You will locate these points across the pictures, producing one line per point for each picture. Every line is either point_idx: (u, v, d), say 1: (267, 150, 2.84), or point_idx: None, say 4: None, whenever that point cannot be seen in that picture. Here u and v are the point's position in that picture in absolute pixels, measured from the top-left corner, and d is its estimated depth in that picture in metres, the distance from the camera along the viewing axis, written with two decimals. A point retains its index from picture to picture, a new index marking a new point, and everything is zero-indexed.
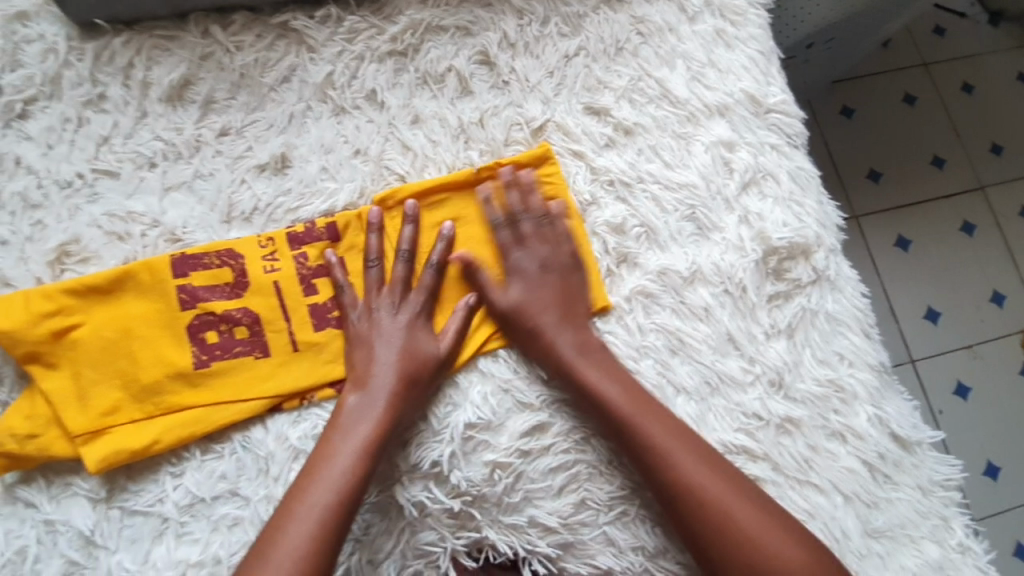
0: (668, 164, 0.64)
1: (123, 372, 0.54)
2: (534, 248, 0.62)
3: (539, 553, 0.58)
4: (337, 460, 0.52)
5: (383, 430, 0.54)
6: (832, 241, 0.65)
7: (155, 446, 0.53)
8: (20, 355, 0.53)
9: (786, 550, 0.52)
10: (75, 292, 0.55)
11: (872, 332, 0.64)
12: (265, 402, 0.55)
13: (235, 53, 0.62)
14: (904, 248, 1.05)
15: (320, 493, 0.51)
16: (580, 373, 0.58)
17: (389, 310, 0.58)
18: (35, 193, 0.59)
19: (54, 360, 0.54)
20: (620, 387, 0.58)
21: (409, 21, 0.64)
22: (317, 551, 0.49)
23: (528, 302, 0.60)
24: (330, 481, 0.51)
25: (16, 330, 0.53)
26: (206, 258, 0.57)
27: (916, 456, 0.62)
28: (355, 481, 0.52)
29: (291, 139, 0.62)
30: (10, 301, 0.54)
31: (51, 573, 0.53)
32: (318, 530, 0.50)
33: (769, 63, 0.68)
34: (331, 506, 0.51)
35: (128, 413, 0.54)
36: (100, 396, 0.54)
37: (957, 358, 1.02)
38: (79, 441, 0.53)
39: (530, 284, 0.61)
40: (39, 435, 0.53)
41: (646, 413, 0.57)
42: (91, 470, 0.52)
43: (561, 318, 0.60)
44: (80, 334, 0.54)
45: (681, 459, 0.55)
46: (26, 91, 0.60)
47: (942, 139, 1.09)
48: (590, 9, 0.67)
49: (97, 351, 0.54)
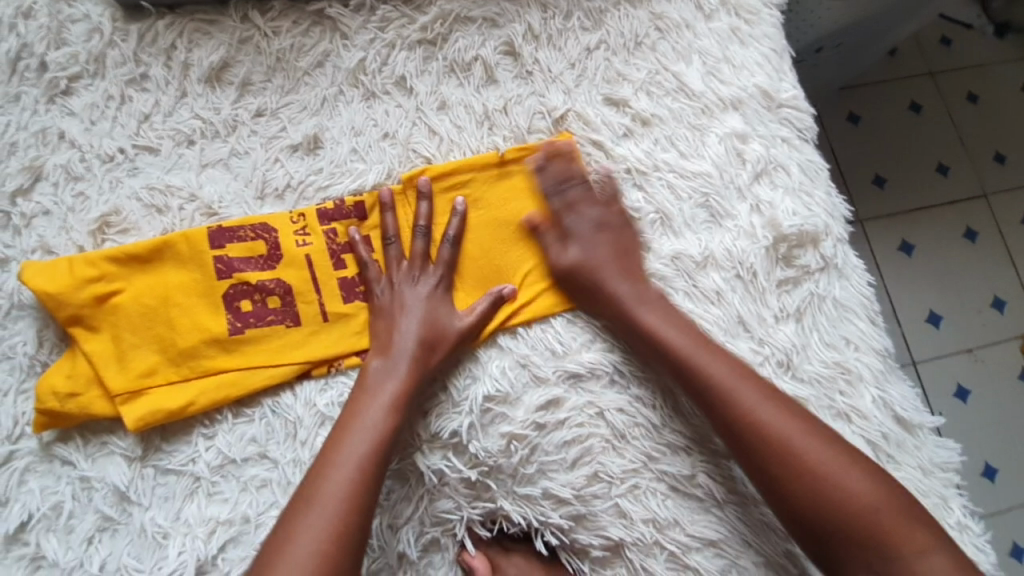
0: (683, 154, 0.67)
1: (162, 336, 0.57)
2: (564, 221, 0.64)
3: (551, 524, 0.59)
4: (368, 417, 0.55)
5: (410, 390, 0.57)
6: (839, 230, 0.68)
7: (191, 407, 0.56)
8: (66, 318, 0.56)
9: (853, 484, 0.54)
10: (118, 260, 0.58)
11: (877, 319, 0.67)
12: (295, 368, 0.58)
13: (272, 38, 0.65)
14: (907, 253, 1.07)
15: (354, 446, 0.54)
16: (637, 322, 0.61)
17: (410, 282, 0.61)
18: (77, 166, 0.61)
19: (97, 322, 0.57)
20: (672, 332, 0.60)
21: (439, 11, 0.67)
22: (359, 491, 0.52)
23: (585, 259, 0.63)
24: (362, 436, 0.54)
25: (64, 294, 0.56)
26: (242, 231, 0.60)
27: (917, 438, 0.64)
28: (386, 436, 0.55)
29: (323, 121, 0.64)
30: (57, 266, 0.57)
31: (86, 527, 0.55)
32: (355, 480, 0.52)
33: (781, 61, 0.71)
34: (365, 459, 0.53)
35: (165, 375, 0.57)
36: (140, 359, 0.56)
37: (957, 361, 1.05)
38: (119, 400, 0.55)
39: (580, 244, 0.64)
40: (80, 394, 0.55)
41: (705, 353, 0.59)
42: (130, 427, 0.55)
43: (615, 271, 0.63)
44: (122, 299, 0.57)
45: (743, 397, 0.57)
46: (71, 69, 0.63)
47: (946, 146, 1.12)
48: (611, 5, 0.70)
49: (138, 316, 0.57)
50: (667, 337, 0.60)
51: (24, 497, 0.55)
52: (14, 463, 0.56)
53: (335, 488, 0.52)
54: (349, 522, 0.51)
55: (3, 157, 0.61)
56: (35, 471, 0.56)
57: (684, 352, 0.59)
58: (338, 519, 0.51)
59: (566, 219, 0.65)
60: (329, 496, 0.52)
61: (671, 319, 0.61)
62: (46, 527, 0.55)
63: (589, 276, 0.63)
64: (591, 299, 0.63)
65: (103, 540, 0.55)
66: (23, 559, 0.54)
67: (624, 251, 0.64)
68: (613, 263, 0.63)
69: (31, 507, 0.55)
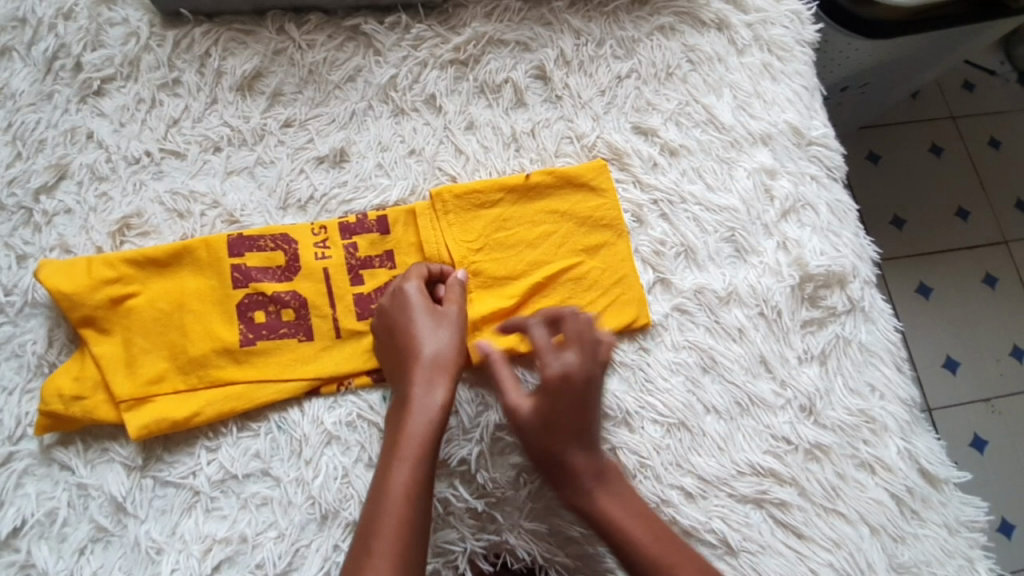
0: (710, 187, 0.66)
1: (173, 343, 0.56)
2: (573, 333, 0.57)
3: (557, 563, 0.56)
4: (396, 475, 0.49)
5: (431, 433, 0.51)
6: (867, 272, 0.66)
7: (196, 418, 0.55)
8: (78, 318, 0.55)
9: None
10: (136, 263, 0.57)
11: (904, 366, 0.65)
12: (304, 384, 0.56)
13: (306, 51, 0.65)
14: (925, 295, 1.05)
15: (386, 519, 0.47)
16: (598, 505, 0.53)
17: (414, 307, 0.56)
18: (103, 166, 0.61)
19: (109, 325, 0.56)
20: (637, 530, 0.52)
21: (474, 32, 0.67)
22: (407, 543, 0.47)
23: (558, 411, 0.54)
24: (390, 503, 0.48)
25: (78, 293, 0.55)
26: (262, 240, 0.59)
27: (942, 493, 0.61)
28: (416, 495, 0.49)
29: (351, 135, 0.64)
30: (74, 265, 0.56)
31: (79, 537, 0.53)
32: (394, 559, 0.46)
33: (812, 98, 0.71)
34: (399, 528, 0.47)
35: (172, 383, 0.55)
36: (149, 365, 0.55)
37: (974, 410, 1.02)
38: (124, 406, 0.54)
39: (564, 406, 0.54)
40: (85, 397, 0.54)
41: (661, 550, 0.52)
42: (133, 436, 0.53)
43: (578, 442, 0.54)
44: (135, 303, 0.57)
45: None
46: (105, 71, 0.63)
47: (967, 191, 1.10)
48: (644, 34, 0.70)
49: (151, 321, 0.56)
50: (633, 548, 0.52)
51: (19, 501, 0.53)
52: (13, 465, 0.54)
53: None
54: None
55: (31, 154, 0.61)
56: (32, 474, 0.54)
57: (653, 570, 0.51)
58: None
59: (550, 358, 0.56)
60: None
61: (636, 517, 0.53)
62: (39, 535, 0.53)
63: (554, 453, 0.54)
64: (557, 471, 0.54)
65: (96, 551, 0.53)
66: (12, 566, 0.52)
67: (588, 412, 0.55)
68: (579, 434, 0.55)
69: (25, 512, 0.53)
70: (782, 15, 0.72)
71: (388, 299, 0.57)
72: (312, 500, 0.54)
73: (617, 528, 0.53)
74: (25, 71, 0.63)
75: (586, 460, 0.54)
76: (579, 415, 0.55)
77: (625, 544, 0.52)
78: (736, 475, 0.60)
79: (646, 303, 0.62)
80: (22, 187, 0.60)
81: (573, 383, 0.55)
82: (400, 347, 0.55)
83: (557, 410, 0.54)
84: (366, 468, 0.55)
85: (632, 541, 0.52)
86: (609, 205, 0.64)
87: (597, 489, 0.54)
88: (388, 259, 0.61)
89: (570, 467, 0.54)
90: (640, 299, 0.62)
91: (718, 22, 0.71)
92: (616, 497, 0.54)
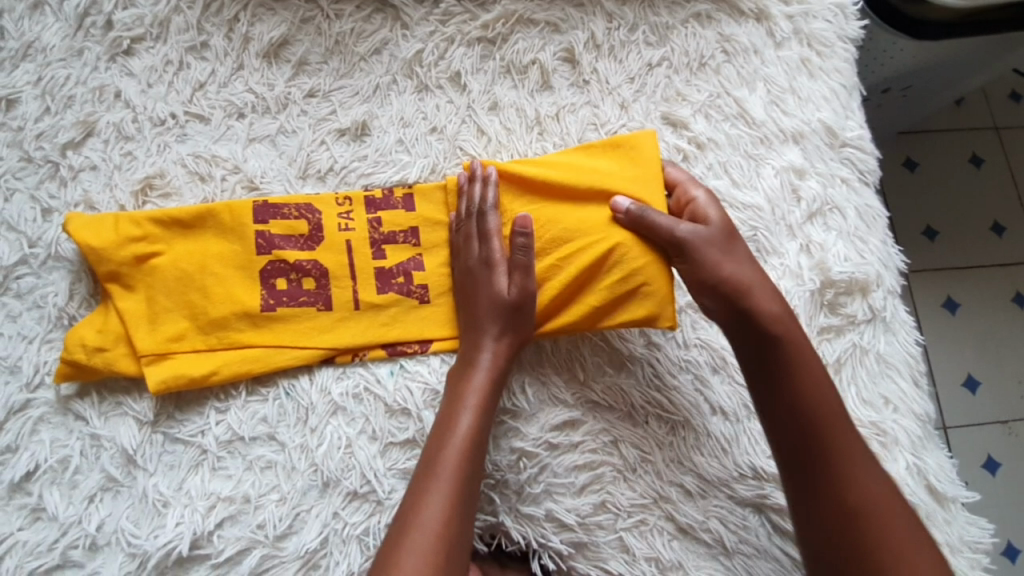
0: (735, 183, 0.65)
1: (193, 303, 0.57)
2: (691, 205, 0.59)
3: (550, 548, 0.57)
4: (460, 423, 0.53)
5: (494, 389, 0.55)
6: (892, 282, 0.64)
7: (214, 377, 0.56)
8: (104, 272, 0.56)
9: None
10: (161, 222, 0.58)
11: (921, 381, 0.63)
12: (320, 353, 0.57)
13: (334, 20, 0.64)
14: (951, 311, 1.02)
15: (450, 455, 0.51)
16: (817, 390, 0.52)
17: (496, 270, 0.57)
18: (129, 126, 0.62)
19: (133, 281, 0.57)
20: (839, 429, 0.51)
21: (503, 11, 0.65)
22: (465, 476, 0.51)
23: (737, 238, 0.58)
24: (455, 443, 0.52)
25: (105, 248, 0.56)
26: (286, 208, 0.59)
27: (948, 512, 0.60)
28: (478, 440, 0.52)
29: (373, 109, 0.64)
30: (102, 221, 0.57)
31: (90, 485, 0.55)
32: (456, 488, 0.50)
33: (850, 98, 0.68)
34: (463, 465, 0.51)
35: (192, 343, 0.57)
36: (170, 323, 0.57)
37: (989, 431, 0.99)
38: (144, 361, 0.55)
39: (740, 252, 0.57)
40: (107, 349, 0.55)
41: (878, 497, 0.48)
42: (152, 390, 0.55)
43: (766, 294, 0.55)
44: (160, 262, 0.57)
45: (898, 525, 0.47)
46: (135, 30, 0.63)
47: (1004, 205, 1.06)
48: (679, 21, 0.68)
49: (173, 281, 0.57)
50: (850, 467, 0.50)
51: (34, 447, 0.55)
52: (30, 412, 0.56)
53: (434, 506, 0.49)
54: (455, 528, 0.49)
55: (60, 110, 0.62)
56: (48, 421, 0.56)
57: (871, 501, 0.48)
58: (442, 529, 0.48)
59: (699, 207, 0.58)
60: (428, 514, 0.49)
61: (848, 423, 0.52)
62: (51, 480, 0.55)
63: (749, 296, 0.55)
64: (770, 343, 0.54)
65: (105, 500, 0.55)
66: (24, 508, 0.54)
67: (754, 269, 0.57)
68: (771, 293, 0.56)
69: (39, 458, 0.55)
70: (825, 9, 0.69)
71: (475, 254, 0.58)
72: (314, 467, 0.55)
73: (845, 438, 0.51)
74: (57, 26, 0.63)
75: (810, 356, 0.54)
76: (750, 268, 0.56)
77: (846, 483, 0.49)
78: (738, 477, 0.59)
79: (670, 299, 0.58)
80: (50, 142, 0.61)
81: (734, 243, 0.57)
82: (472, 309, 0.57)
83: (735, 238, 0.57)
84: (370, 441, 0.56)
85: (839, 454, 0.50)
86: (646, 179, 0.60)
87: (803, 348, 0.54)
88: (412, 235, 0.60)
89: (768, 313, 0.55)
90: (668, 296, 0.58)
91: (758, 13, 0.68)
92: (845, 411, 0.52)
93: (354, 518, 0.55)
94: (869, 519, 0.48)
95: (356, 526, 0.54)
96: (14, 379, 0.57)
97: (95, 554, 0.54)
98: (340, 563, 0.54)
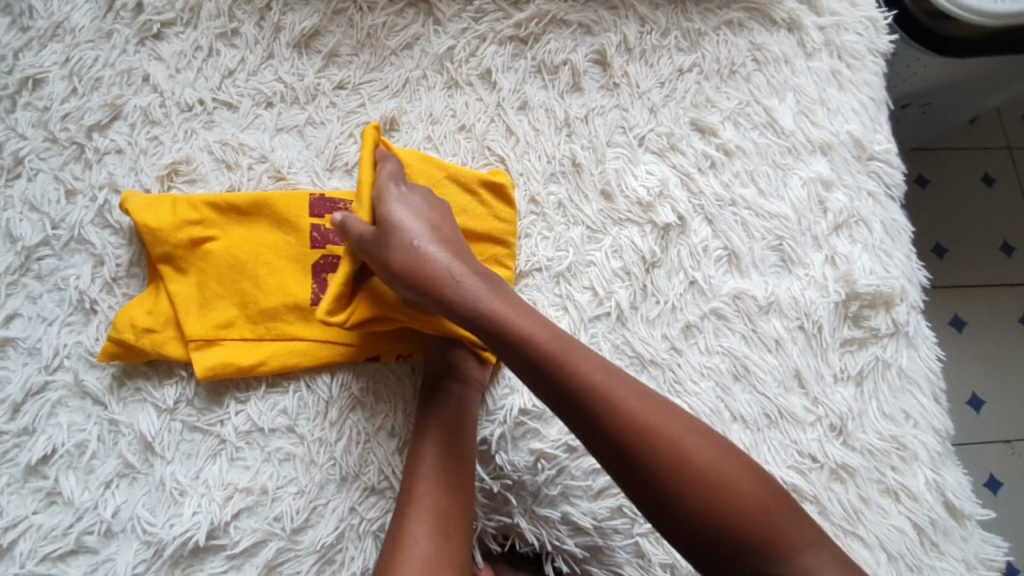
0: (762, 192, 0.65)
1: (244, 291, 0.57)
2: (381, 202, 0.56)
3: (565, 551, 0.57)
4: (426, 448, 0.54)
5: (460, 407, 0.55)
6: (915, 297, 0.64)
7: (260, 367, 0.55)
8: (158, 253, 0.56)
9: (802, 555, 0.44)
10: (217, 208, 0.57)
11: (941, 397, 0.63)
12: (365, 351, 0.56)
13: (366, 13, 0.64)
14: (958, 328, 1.02)
15: (422, 482, 0.52)
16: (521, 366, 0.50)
17: None
18: (157, 110, 0.61)
19: (186, 265, 0.57)
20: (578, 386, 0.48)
21: (536, 11, 0.65)
22: (444, 500, 0.52)
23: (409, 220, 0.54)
24: (425, 467, 0.53)
25: (161, 229, 0.56)
26: (342, 204, 0.59)
27: (964, 528, 0.60)
28: (449, 459, 0.53)
29: (403, 104, 0.63)
30: (159, 202, 0.57)
31: (106, 471, 0.54)
32: (435, 513, 0.51)
33: (879, 111, 0.68)
34: (438, 489, 0.52)
35: (240, 331, 0.56)
36: (220, 310, 0.56)
37: (994, 450, 0.99)
38: (192, 346, 0.55)
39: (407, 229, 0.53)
40: (156, 331, 0.55)
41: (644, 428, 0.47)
42: (198, 375, 0.54)
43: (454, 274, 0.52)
44: (214, 247, 0.57)
45: (693, 444, 0.46)
46: (166, 14, 0.63)
47: (1015, 225, 1.06)
48: (711, 28, 0.68)
49: (226, 267, 0.57)
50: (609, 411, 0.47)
51: (51, 431, 0.55)
52: (48, 394, 0.55)
53: (418, 534, 0.50)
54: (442, 549, 0.50)
55: (86, 91, 0.61)
56: (66, 405, 0.56)
57: (630, 418, 0.47)
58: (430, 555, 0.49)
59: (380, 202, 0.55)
60: (413, 544, 0.50)
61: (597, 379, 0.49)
62: (67, 464, 0.54)
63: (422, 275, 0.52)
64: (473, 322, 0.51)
65: (120, 487, 0.54)
66: (40, 492, 0.54)
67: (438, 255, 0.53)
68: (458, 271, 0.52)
69: (56, 441, 0.54)
70: (857, 21, 0.69)
71: None
72: (333, 461, 0.55)
73: (582, 383, 0.48)
74: (87, 7, 0.63)
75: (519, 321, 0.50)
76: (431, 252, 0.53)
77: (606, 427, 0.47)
78: None
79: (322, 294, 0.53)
80: (75, 123, 0.61)
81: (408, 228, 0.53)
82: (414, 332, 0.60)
83: (400, 224, 0.53)
84: (388, 437, 0.56)
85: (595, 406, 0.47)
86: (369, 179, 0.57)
87: (510, 320, 0.50)
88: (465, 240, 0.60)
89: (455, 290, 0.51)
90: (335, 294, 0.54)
91: (790, 22, 0.68)
92: (583, 354, 0.49)
93: (369, 514, 0.54)
94: (658, 448, 0.46)
95: (373, 522, 0.54)
96: (33, 361, 0.56)
97: (110, 541, 0.53)
98: (356, 558, 0.53)
